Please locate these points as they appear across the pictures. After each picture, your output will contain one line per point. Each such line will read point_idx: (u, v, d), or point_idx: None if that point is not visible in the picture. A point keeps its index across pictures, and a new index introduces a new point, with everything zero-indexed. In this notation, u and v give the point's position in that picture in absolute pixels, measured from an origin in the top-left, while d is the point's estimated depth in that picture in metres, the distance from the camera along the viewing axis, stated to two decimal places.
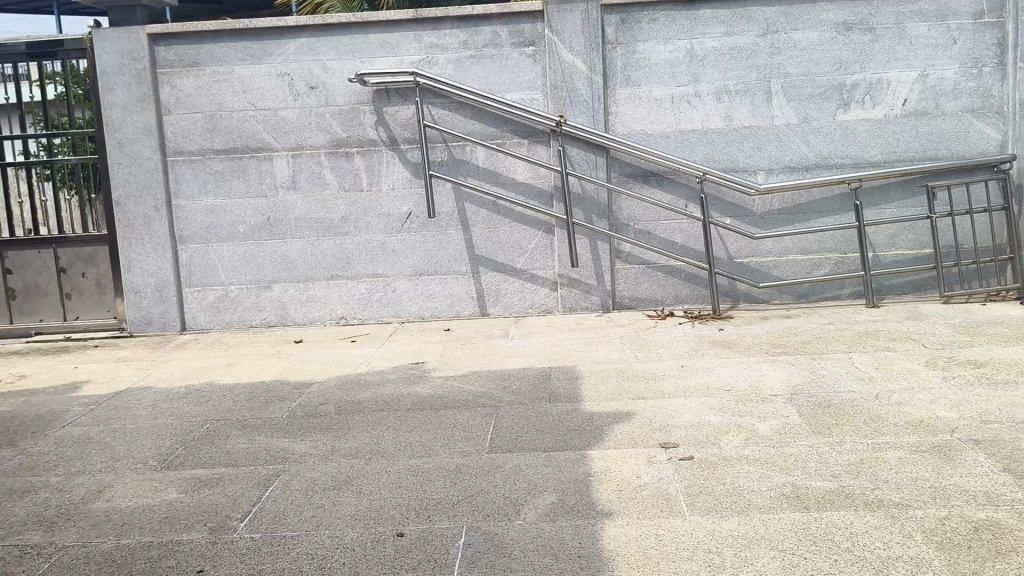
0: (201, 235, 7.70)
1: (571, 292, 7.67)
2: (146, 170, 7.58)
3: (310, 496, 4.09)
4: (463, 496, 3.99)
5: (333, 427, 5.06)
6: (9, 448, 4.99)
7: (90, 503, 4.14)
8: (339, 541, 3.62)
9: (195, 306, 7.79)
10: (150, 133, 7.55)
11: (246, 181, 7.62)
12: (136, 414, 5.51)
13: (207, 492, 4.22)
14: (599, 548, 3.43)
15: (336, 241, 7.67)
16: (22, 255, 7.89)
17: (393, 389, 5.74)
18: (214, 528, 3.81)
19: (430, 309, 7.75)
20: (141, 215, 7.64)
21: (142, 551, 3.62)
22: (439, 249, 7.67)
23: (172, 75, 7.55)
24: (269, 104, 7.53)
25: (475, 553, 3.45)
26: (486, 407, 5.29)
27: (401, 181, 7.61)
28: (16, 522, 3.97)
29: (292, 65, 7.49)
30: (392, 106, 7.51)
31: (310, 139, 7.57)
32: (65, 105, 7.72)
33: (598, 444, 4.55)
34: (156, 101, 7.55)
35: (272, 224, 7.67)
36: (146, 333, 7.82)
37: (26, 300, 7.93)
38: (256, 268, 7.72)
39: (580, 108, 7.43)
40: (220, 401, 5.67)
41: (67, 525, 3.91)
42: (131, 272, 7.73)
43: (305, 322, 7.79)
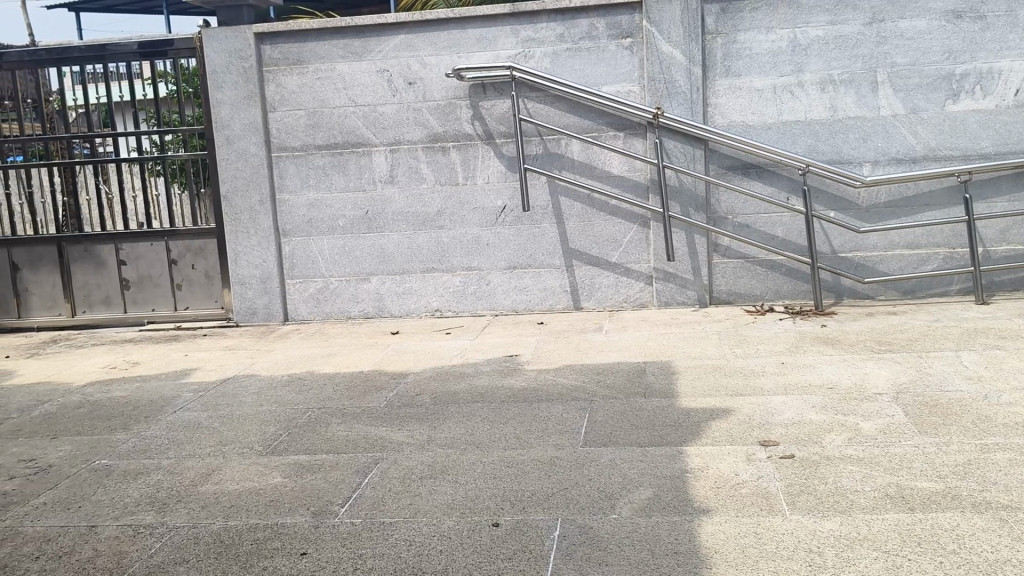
0: (303, 228, 7.91)
1: (667, 286, 7.61)
2: (252, 165, 7.82)
3: (407, 484, 4.17)
4: (558, 489, 4.01)
5: (429, 417, 5.14)
6: (124, 431, 5.23)
7: (199, 486, 4.31)
8: (436, 528, 3.69)
9: (296, 298, 8.02)
10: (256, 130, 7.78)
11: (346, 176, 7.79)
12: (242, 401, 5.71)
13: (310, 477, 4.34)
14: (696, 545, 3.41)
15: (432, 235, 7.78)
16: (136, 247, 8.21)
17: (487, 381, 5.81)
18: (316, 512, 3.92)
19: (524, 303, 7.80)
20: (247, 209, 7.88)
21: (249, 533, 3.75)
22: (533, 243, 7.70)
23: (277, 73, 7.76)
24: (369, 100, 7.68)
25: (570, 545, 3.46)
26: (579, 400, 5.30)
27: (496, 175, 7.66)
28: (130, 503, 4.16)
29: (391, 62, 7.62)
30: (488, 101, 7.57)
31: (408, 134, 7.69)
32: (175, 103, 8.00)
33: (695, 441, 4.50)
34: (262, 99, 7.78)
35: (371, 218, 7.83)
36: (251, 323, 8.08)
37: (139, 291, 8.27)
38: (356, 261, 7.89)
39: (678, 100, 7.35)
40: (320, 390, 5.83)
41: (178, 506, 4.08)
42: (237, 264, 8.00)
43: (401, 314, 7.93)
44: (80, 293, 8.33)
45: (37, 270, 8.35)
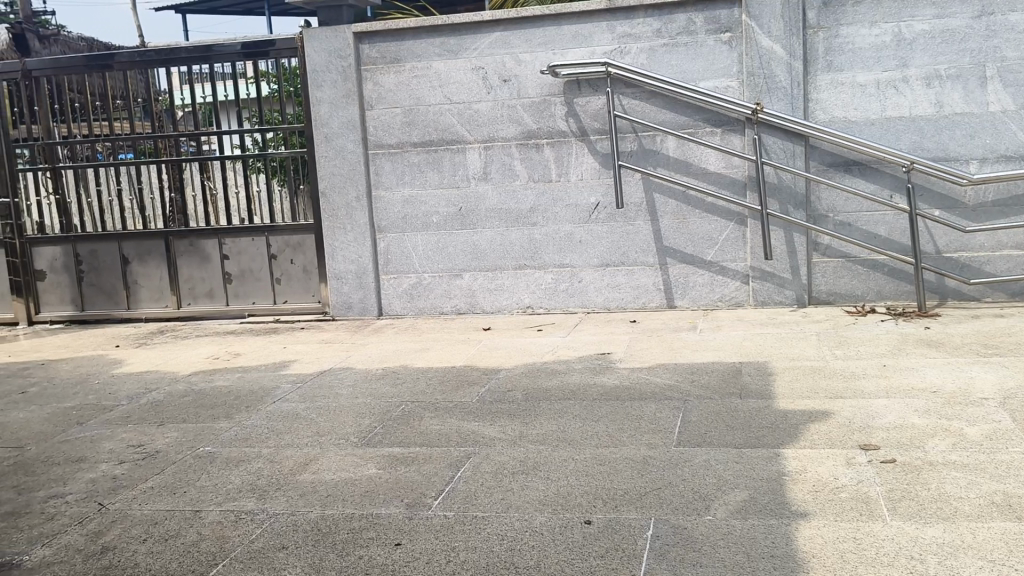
0: (398, 224, 8.03)
1: (764, 286, 7.47)
2: (350, 162, 7.99)
3: (500, 479, 4.20)
4: (651, 488, 3.98)
5: (521, 413, 5.16)
6: (226, 420, 5.40)
7: (298, 474, 4.43)
8: (528, 524, 3.70)
9: (391, 293, 8.15)
10: (354, 128, 7.94)
11: (441, 172, 7.88)
12: (338, 392, 5.84)
13: (404, 469, 4.41)
14: (793, 549, 3.34)
15: (524, 232, 7.81)
16: (238, 242, 8.47)
17: (579, 378, 5.80)
18: (410, 504, 3.98)
19: (617, 300, 7.76)
20: (344, 205, 8.05)
21: (346, 522, 3.83)
22: (626, 240, 7.65)
23: (375, 72, 7.90)
24: (464, 98, 7.75)
25: (664, 545, 3.43)
26: (673, 400, 5.24)
27: (590, 172, 7.64)
28: (233, 489, 4.29)
29: (487, 59, 7.67)
30: (583, 97, 7.55)
31: (502, 131, 7.73)
32: (277, 102, 8.20)
33: (792, 443, 4.41)
34: (360, 97, 7.93)
35: (464, 215, 7.90)
36: (347, 317, 8.25)
37: (241, 284, 8.53)
38: (449, 257, 7.97)
39: (777, 95, 7.20)
40: (414, 383, 5.92)
41: (278, 493, 4.20)
42: (334, 259, 8.17)
43: (493, 310, 7.99)
44: (185, 286, 8.64)
45: (145, 263, 8.69)
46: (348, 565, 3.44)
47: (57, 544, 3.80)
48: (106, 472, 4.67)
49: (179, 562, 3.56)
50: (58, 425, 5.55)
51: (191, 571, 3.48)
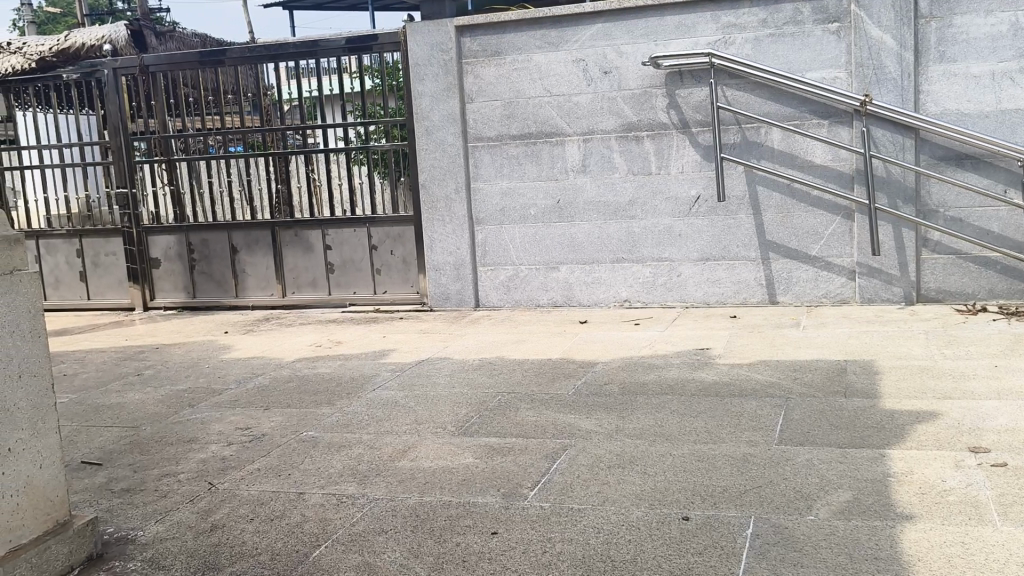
0: (496, 217, 8.08)
1: (870, 283, 7.25)
2: (450, 155, 8.08)
3: (597, 472, 4.20)
4: (751, 486, 3.91)
5: (617, 407, 5.15)
6: (328, 406, 5.54)
7: (397, 461, 4.51)
8: (625, 517, 3.69)
9: (488, 285, 8.21)
10: (454, 121, 8.02)
11: (539, 165, 7.90)
12: (436, 381, 5.92)
13: (500, 459, 4.45)
14: (897, 551, 3.24)
15: (623, 225, 7.77)
16: (340, 233, 8.67)
17: (677, 373, 5.74)
18: (507, 493, 4.01)
19: (716, 295, 7.65)
20: (444, 197, 8.15)
21: (443, 509, 3.89)
22: (727, 234, 7.54)
23: (476, 65, 7.96)
24: (564, 90, 7.75)
25: (763, 544, 3.37)
26: (774, 398, 5.14)
27: (691, 165, 7.55)
28: (334, 473, 4.40)
29: (588, 51, 7.65)
30: (685, 89, 7.46)
31: (602, 124, 7.70)
32: (380, 95, 8.33)
33: (898, 444, 4.27)
34: (461, 90, 8.00)
35: (562, 207, 7.90)
36: (445, 308, 8.35)
37: (343, 274, 8.73)
38: (546, 249, 7.99)
39: (887, 87, 6.98)
40: (510, 374, 5.96)
41: (378, 479, 4.29)
42: (433, 251, 8.28)
43: (590, 303, 7.97)
44: (290, 275, 8.90)
45: (253, 253, 8.98)
46: (445, 551, 3.48)
47: (169, 520, 3.97)
48: (215, 452, 4.85)
49: (284, 542, 3.67)
50: (171, 407, 5.79)
51: (295, 551, 3.58)
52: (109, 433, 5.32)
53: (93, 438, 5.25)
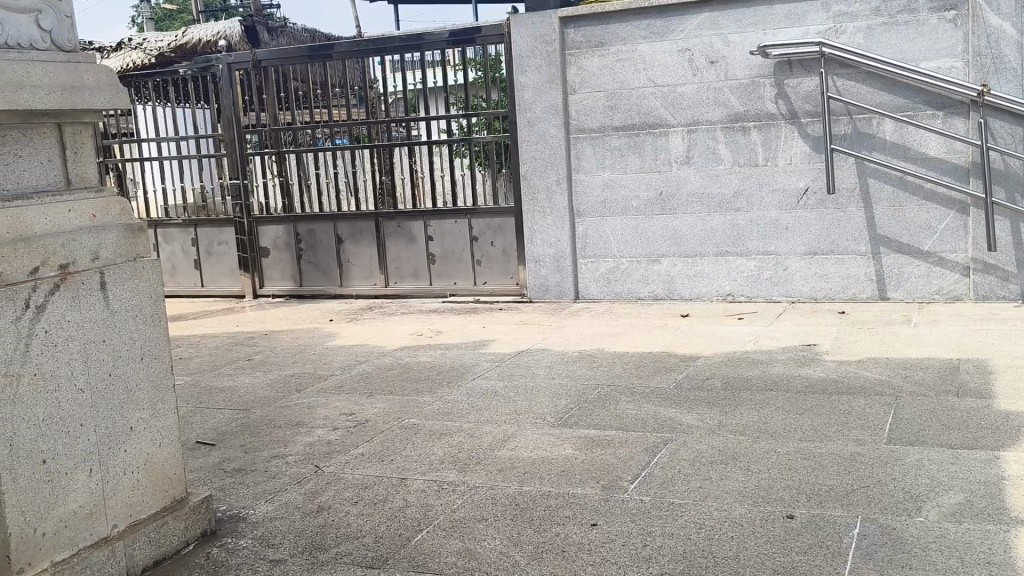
0: (597, 209, 8.06)
1: (986, 279, 6.97)
2: (551, 147, 8.08)
3: (699, 467, 4.15)
4: (858, 486, 3.80)
5: (720, 402, 5.07)
6: (430, 394, 5.63)
7: (497, 450, 4.55)
8: (727, 514, 3.63)
9: (588, 277, 8.20)
10: (557, 112, 8.02)
11: (642, 157, 7.84)
12: (535, 372, 5.95)
13: (600, 451, 4.44)
14: (1012, 557, 3.10)
15: (727, 217, 7.64)
16: (442, 224, 8.78)
17: (782, 369, 5.62)
18: (606, 486, 4.00)
19: (823, 290, 7.46)
20: (545, 189, 8.16)
21: (543, 499, 3.90)
22: (836, 227, 7.34)
23: (579, 56, 7.94)
24: (668, 81, 7.66)
25: (870, 545, 3.27)
26: (883, 396, 4.98)
27: (799, 156, 7.37)
28: (435, 460, 4.47)
29: (693, 41, 7.53)
30: (794, 79, 7.29)
31: (707, 114, 7.59)
32: (482, 87, 8.38)
33: (1014, 446, 4.09)
34: (564, 81, 7.99)
35: (664, 199, 7.82)
36: (544, 300, 8.38)
37: (444, 265, 8.85)
38: (648, 242, 7.93)
39: (1006, 76, 6.68)
40: (610, 367, 5.94)
41: (478, 467, 4.34)
42: (533, 243, 8.30)
43: (692, 297, 7.88)
44: (393, 265, 9.06)
45: (357, 243, 9.17)
46: (545, 541, 3.50)
47: (278, 501, 4.10)
48: (321, 436, 4.99)
49: (387, 525, 3.74)
50: (279, 391, 5.98)
51: (398, 535, 3.65)
52: (221, 415, 5.54)
53: (206, 420, 5.47)
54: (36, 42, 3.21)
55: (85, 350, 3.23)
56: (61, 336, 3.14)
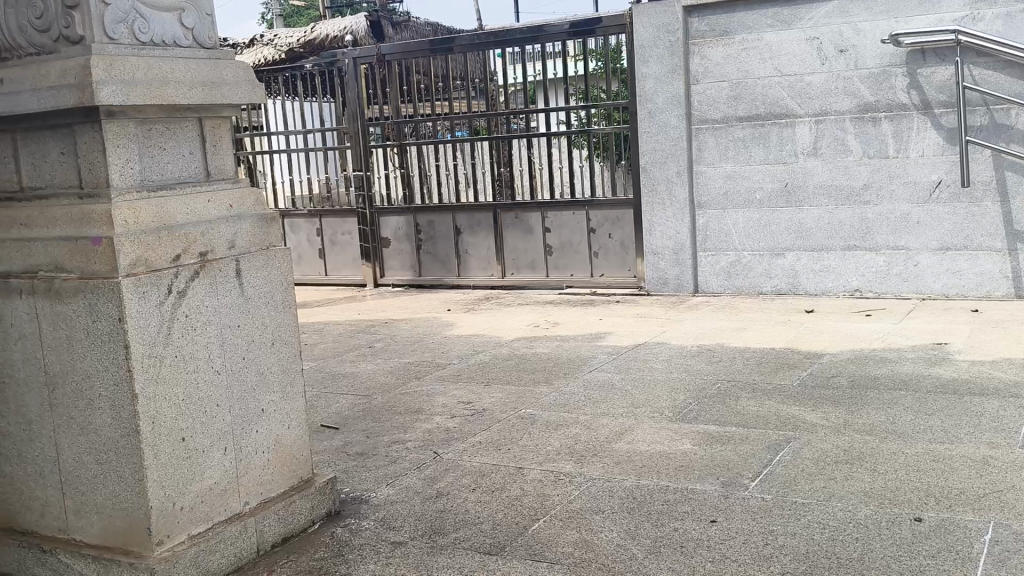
0: (719, 201, 7.92)
1: None
2: (672, 138, 7.97)
3: (822, 467, 4.03)
4: (992, 490, 3.63)
5: (846, 400, 4.92)
6: (547, 385, 5.66)
7: (614, 442, 4.54)
8: (852, 515, 3.52)
9: (709, 270, 8.06)
10: (679, 103, 7.90)
11: (767, 148, 7.66)
12: (653, 366, 5.90)
13: (720, 447, 4.37)
14: None
15: (855, 211, 7.41)
16: (560, 216, 8.80)
17: (911, 369, 5.40)
18: (726, 482, 3.94)
19: (956, 287, 7.18)
20: (665, 181, 8.06)
21: (661, 493, 3.87)
22: (971, 222, 7.05)
23: (703, 46, 7.80)
24: (795, 70, 7.46)
25: (1004, 552, 3.12)
26: (1020, 398, 4.73)
27: (933, 148, 7.11)
28: (552, 450, 4.49)
29: (822, 29, 7.32)
30: (928, 68, 7.02)
31: (836, 104, 7.36)
32: (603, 78, 8.35)
33: None
34: (687, 71, 7.87)
35: (790, 191, 7.63)
36: (663, 293, 8.27)
37: (562, 256, 8.86)
38: (771, 235, 7.75)
39: None
40: (731, 362, 5.84)
41: (595, 459, 4.33)
42: (652, 235, 8.21)
43: (817, 292, 7.67)
44: (510, 257, 9.13)
45: (475, 233, 9.28)
46: (663, 536, 3.47)
47: (399, 485, 4.20)
48: (440, 424, 5.07)
49: (505, 513, 3.79)
50: (399, 378, 6.12)
51: (516, 523, 3.68)
52: (344, 400, 5.70)
53: (330, 404, 5.63)
54: (180, 40, 3.37)
55: (222, 334, 3.38)
56: (199, 320, 3.29)
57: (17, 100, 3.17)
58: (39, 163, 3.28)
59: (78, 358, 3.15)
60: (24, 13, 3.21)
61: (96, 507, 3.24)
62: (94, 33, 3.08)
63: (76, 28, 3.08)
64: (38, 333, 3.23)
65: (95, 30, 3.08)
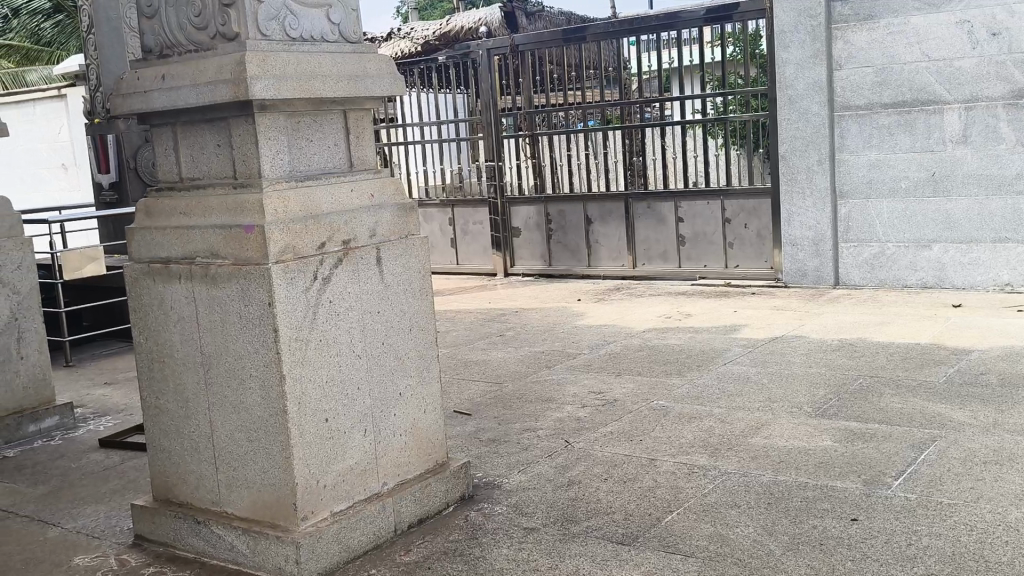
0: (862, 190, 7.63)
1: None
2: (813, 126, 7.72)
3: (970, 467, 3.84)
4: None
5: (997, 399, 4.67)
6: (679, 376, 5.60)
7: (750, 437, 4.45)
8: (1002, 518, 3.35)
9: (850, 262, 7.78)
10: (821, 90, 7.64)
11: (913, 136, 7.34)
12: (791, 360, 5.75)
13: (861, 444, 4.22)
14: None
15: (1008, 201, 7.08)
16: (694, 205, 8.68)
17: None
18: (868, 481, 3.80)
19: None
20: (805, 169, 7.81)
21: (799, 490, 3.77)
22: None
23: (846, 30, 7.53)
24: (944, 55, 7.15)
25: None
26: None
27: None
28: (686, 443, 4.44)
29: (973, 12, 7.01)
30: None
31: (988, 90, 7.03)
32: (740, 65, 8.17)
33: None
34: (829, 57, 7.60)
35: (937, 181, 7.31)
36: (801, 285, 8.04)
37: (695, 246, 8.74)
38: (917, 226, 7.43)
39: None
40: (873, 357, 5.63)
41: (730, 453, 4.26)
42: (790, 225, 7.98)
43: (965, 286, 7.33)
44: (641, 247, 9.05)
45: (606, 223, 9.24)
46: (802, 532, 3.39)
47: (530, 472, 4.24)
48: (570, 413, 5.10)
49: (637, 504, 3.77)
50: (530, 366, 6.17)
51: (648, 514, 3.66)
52: (476, 387, 5.80)
53: (463, 391, 5.74)
54: (327, 35, 3.49)
55: (363, 321, 3.49)
56: (342, 306, 3.41)
57: (176, 95, 3.34)
58: (197, 156, 3.46)
59: (232, 340, 3.31)
60: (183, 13, 3.39)
61: (246, 482, 3.40)
62: (248, 30, 3.22)
63: (232, 26, 3.23)
64: (195, 316, 3.42)
65: (249, 27, 3.23)
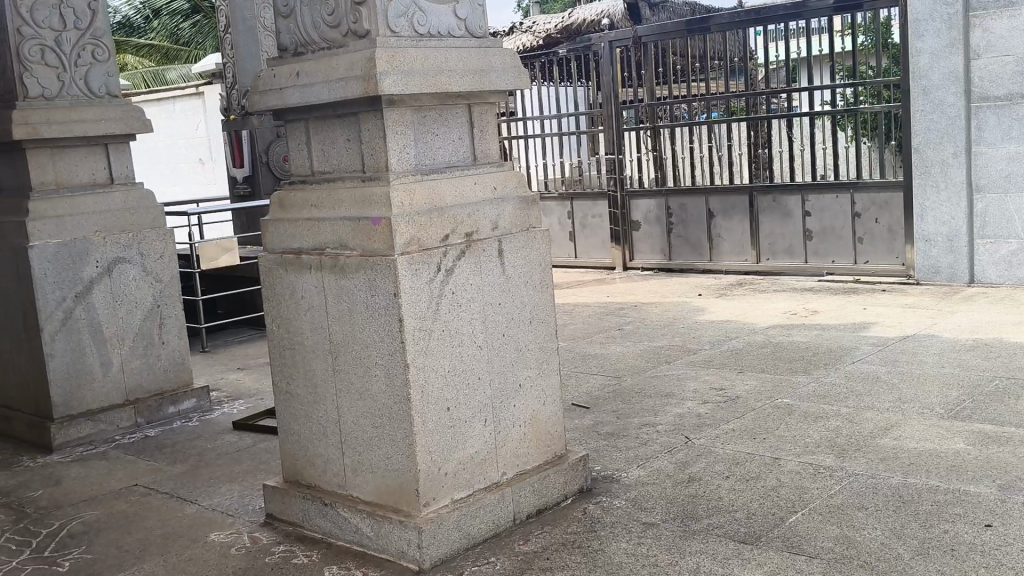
0: (1000, 184, 7.29)
1: None
2: (949, 117, 7.42)
3: None
4: None
5: None
6: (804, 374, 5.46)
7: (879, 438, 4.29)
8: None
9: (987, 259, 7.43)
10: (957, 79, 7.34)
11: None
12: (923, 359, 5.52)
13: (998, 448, 4.02)
14: None
15: None
16: (821, 199, 8.42)
17: None
18: (1005, 486, 3.62)
19: None
20: (939, 162, 7.51)
21: (930, 493, 3.62)
22: None
23: (985, 18, 7.19)
24: None
25: None
26: None
27: None
28: (811, 443, 4.32)
29: None
30: None
31: None
32: (872, 55, 7.90)
33: None
34: (966, 46, 7.29)
35: None
36: (934, 283, 7.71)
37: (822, 241, 8.48)
38: None
39: None
40: (1012, 358, 5.35)
41: (858, 454, 4.12)
42: (923, 220, 7.68)
43: None
44: (766, 241, 8.84)
45: (729, 217, 9.06)
46: (933, 537, 3.25)
47: (649, 467, 4.21)
48: (690, 409, 5.03)
49: (760, 503, 3.69)
50: (650, 361, 6.13)
51: (772, 513, 3.59)
52: (595, 380, 5.80)
53: (581, 384, 5.75)
54: (454, 31, 3.55)
55: (485, 312, 3.54)
56: (465, 298, 3.46)
57: (309, 91, 3.46)
58: (329, 150, 3.57)
59: (359, 329, 3.41)
60: (317, 10, 3.51)
61: (371, 468, 3.50)
62: (379, 26, 3.31)
63: (364, 23, 3.33)
64: (325, 306, 3.54)
65: (380, 23, 3.31)
